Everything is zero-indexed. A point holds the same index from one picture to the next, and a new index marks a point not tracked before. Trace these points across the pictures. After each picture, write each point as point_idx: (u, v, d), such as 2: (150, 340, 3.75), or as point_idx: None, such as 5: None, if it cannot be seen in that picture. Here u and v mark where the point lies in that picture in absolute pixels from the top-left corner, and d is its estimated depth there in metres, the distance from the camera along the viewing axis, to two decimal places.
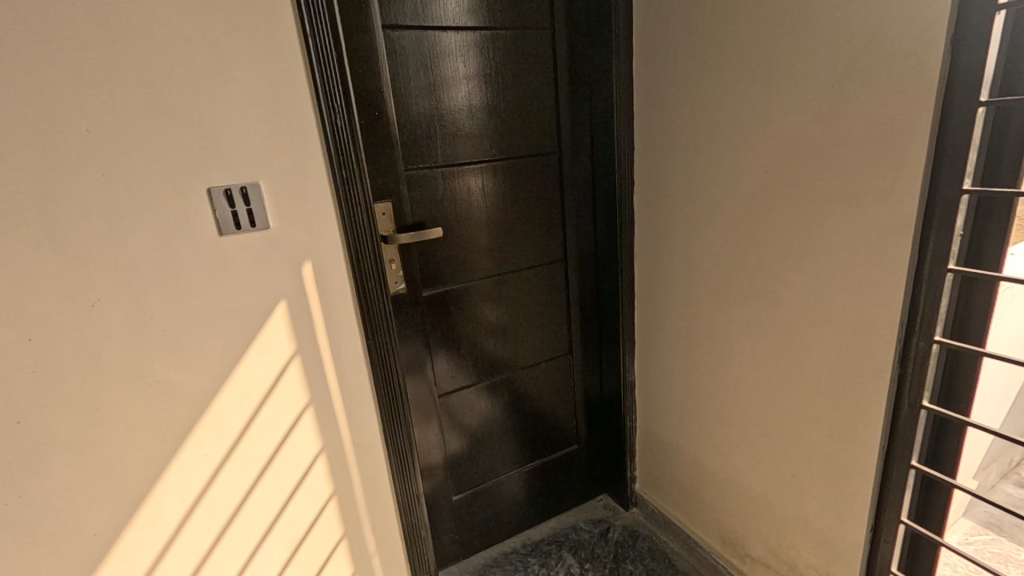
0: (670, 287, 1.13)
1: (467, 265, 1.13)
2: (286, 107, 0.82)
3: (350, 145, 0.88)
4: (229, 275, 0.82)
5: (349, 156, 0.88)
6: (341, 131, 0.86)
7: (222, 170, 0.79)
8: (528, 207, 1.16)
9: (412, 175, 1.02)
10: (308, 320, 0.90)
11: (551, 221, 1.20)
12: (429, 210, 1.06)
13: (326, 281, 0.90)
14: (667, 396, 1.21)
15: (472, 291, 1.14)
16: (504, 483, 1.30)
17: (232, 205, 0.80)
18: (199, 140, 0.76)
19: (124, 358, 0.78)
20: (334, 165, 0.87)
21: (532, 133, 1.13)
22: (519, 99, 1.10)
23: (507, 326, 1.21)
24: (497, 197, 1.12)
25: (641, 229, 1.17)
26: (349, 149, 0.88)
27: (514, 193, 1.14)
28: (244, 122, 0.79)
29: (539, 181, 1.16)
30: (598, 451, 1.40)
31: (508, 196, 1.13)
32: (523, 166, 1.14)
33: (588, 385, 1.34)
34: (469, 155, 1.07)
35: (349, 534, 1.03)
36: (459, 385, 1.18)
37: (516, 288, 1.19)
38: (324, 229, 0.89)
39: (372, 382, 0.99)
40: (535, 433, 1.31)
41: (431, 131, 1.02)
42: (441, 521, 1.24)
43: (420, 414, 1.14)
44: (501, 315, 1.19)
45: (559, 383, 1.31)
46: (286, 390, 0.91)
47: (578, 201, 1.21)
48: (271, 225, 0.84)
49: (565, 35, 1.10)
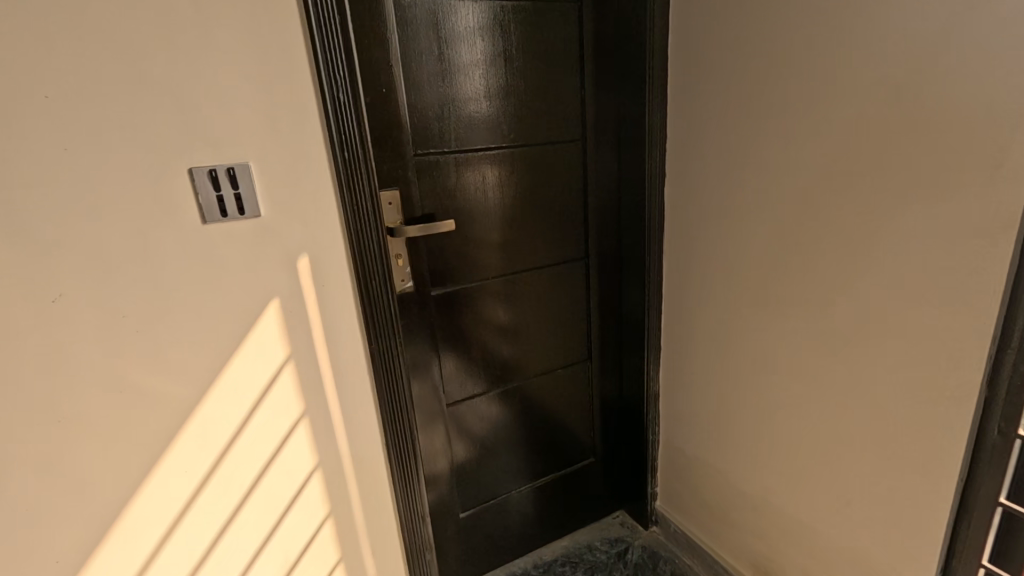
0: (704, 290, 1.03)
1: (480, 261, 1.03)
2: (283, 79, 0.71)
3: (356, 126, 0.77)
4: (215, 269, 0.73)
5: (356, 139, 0.77)
6: (344, 106, 0.75)
7: (207, 149, 0.69)
8: (546, 199, 1.06)
9: (424, 161, 0.92)
10: (304, 320, 0.80)
11: (571, 215, 1.10)
12: (440, 201, 0.96)
13: (325, 277, 0.80)
14: (695, 409, 1.11)
15: (485, 289, 1.04)
16: (515, 498, 1.20)
17: (218, 189, 0.70)
18: (180, 114, 0.66)
19: (93, 362, 0.68)
20: (336, 148, 0.76)
21: (554, 118, 1.02)
22: (541, 80, 0.99)
23: (521, 329, 1.11)
24: (514, 188, 1.02)
25: (671, 225, 1.07)
26: (357, 131, 0.77)
27: (533, 183, 1.04)
28: (233, 94, 0.69)
29: (559, 171, 1.06)
30: (616, 464, 1.30)
31: (525, 186, 1.03)
32: (544, 154, 1.03)
33: (607, 393, 1.24)
34: (486, 141, 0.97)
35: (348, 557, 0.93)
36: (468, 392, 1.08)
37: (532, 287, 1.09)
38: (324, 220, 0.78)
39: (374, 389, 0.88)
40: (548, 444, 1.22)
41: (445, 113, 0.92)
42: (448, 540, 1.14)
43: (426, 424, 1.04)
44: (515, 316, 1.09)
45: (576, 390, 1.21)
46: (278, 399, 0.81)
47: (601, 193, 1.11)
48: (263, 213, 0.74)
49: (593, 9, 0.99)
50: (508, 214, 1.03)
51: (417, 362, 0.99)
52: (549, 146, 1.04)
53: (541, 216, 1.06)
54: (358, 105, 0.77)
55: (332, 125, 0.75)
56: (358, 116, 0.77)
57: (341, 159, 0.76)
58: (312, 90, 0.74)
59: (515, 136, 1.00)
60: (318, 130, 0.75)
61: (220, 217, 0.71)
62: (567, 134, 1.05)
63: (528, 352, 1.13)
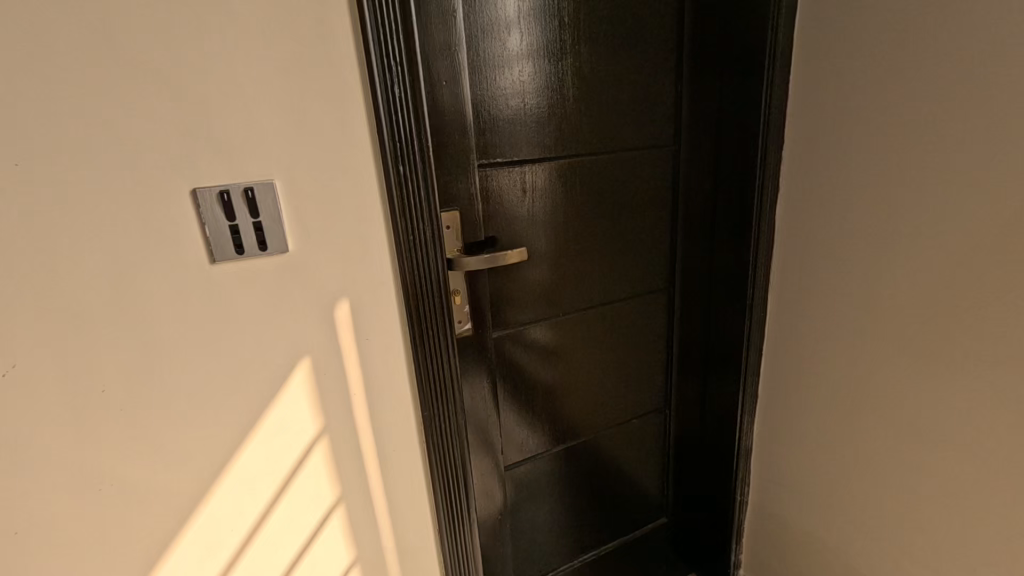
0: (819, 334, 0.83)
1: (549, 294, 0.84)
2: (320, 70, 0.52)
3: (417, 135, 0.57)
4: (225, 325, 0.54)
5: (416, 152, 0.57)
6: (398, 102, 0.55)
7: (216, 164, 0.50)
8: (625, 219, 0.87)
9: (488, 175, 0.73)
10: (340, 384, 0.61)
11: (654, 236, 0.91)
12: (504, 224, 0.77)
13: (368, 329, 0.61)
14: (802, 475, 0.92)
15: (552, 326, 0.86)
16: (577, 568, 1.02)
17: (231, 216, 0.51)
18: (180, 117, 0.48)
19: (64, 450, 0.51)
20: (391, 165, 0.56)
21: (642, 119, 0.83)
22: (630, 72, 0.80)
23: (592, 372, 0.92)
24: (589, 205, 0.83)
25: (782, 252, 0.86)
26: (418, 141, 0.57)
27: (610, 199, 0.85)
28: (251, 89, 0.50)
29: (642, 184, 0.87)
30: (690, 523, 1.11)
31: (602, 203, 0.84)
32: (625, 164, 0.84)
33: (684, 443, 1.06)
34: (559, 149, 0.78)
35: None
36: (529, 450, 0.89)
37: (606, 321, 0.91)
38: (371, 258, 0.59)
39: (426, 465, 0.69)
40: (614, 503, 1.03)
41: (512, 115, 0.73)
42: None
43: (482, 496, 0.84)
44: (586, 359, 0.91)
45: (648, 440, 1.03)
46: (307, 483, 0.63)
47: (692, 210, 0.91)
48: (290, 249, 0.55)
49: None
50: (581, 236, 0.84)
51: (476, 426, 0.79)
52: (632, 155, 0.84)
53: (618, 239, 0.87)
54: (419, 106, 0.57)
55: (387, 133, 0.55)
56: (419, 122, 0.57)
57: (396, 179, 0.57)
58: (359, 86, 0.54)
59: (593, 142, 0.81)
60: (367, 139, 0.56)
61: (233, 254, 0.52)
62: (652, 141, 0.85)
63: (596, 400, 0.94)
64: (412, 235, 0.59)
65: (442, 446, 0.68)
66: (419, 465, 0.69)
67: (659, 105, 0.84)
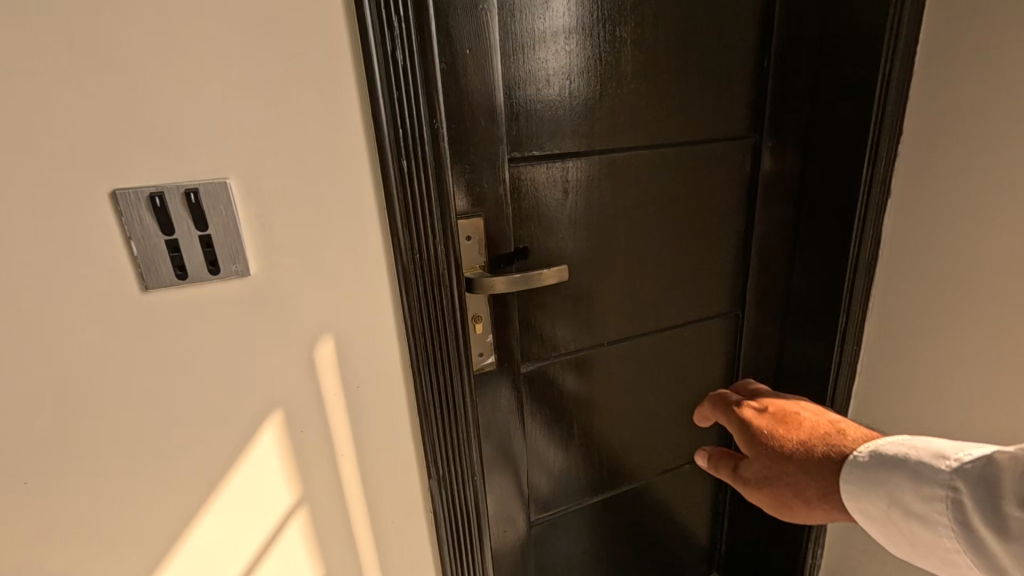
0: (938, 375, 0.67)
1: (592, 317, 0.68)
2: (295, 31, 0.38)
3: (429, 123, 0.42)
4: (166, 371, 0.41)
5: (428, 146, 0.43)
6: (404, 72, 0.40)
7: (146, 157, 0.36)
8: (688, 226, 0.71)
9: (523, 171, 0.58)
10: (323, 439, 0.47)
11: (720, 248, 0.74)
12: (542, 232, 0.61)
13: (359, 370, 0.47)
14: None
15: (595, 357, 0.70)
16: None
17: (169, 229, 0.38)
18: (89, 92, 0.34)
19: None
20: (393, 163, 0.42)
21: (714, 103, 0.66)
22: (703, 41, 0.63)
23: (640, 410, 0.76)
24: (647, 210, 0.67)
25: (888, 271, 0.69)
26: (433, 131, 0.43)
27: (672, 202, 0.68)
28: (189, 50, 0.35)
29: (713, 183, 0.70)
30: None
31: (663, 207, 0.68)
32: (694, 158, 0.68)
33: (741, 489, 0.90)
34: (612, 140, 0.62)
35: None
36: (561, 501, 0.74)
37: (659, 350, 0.74)
38: (367, 285, 0.45)
39: (433, 536, 0.55)
40: (659, 556, 0.88)
41: (555, 95, 0.57)
42: None
43: (504, 557, 0.70)
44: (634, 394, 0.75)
45: (699, 484, 0.87)
46: (283, 561, 0.49)
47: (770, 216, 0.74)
48: (253, 271, 0.41)
49: None
50: (635, 248, 0.68)
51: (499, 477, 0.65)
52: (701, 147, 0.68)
53: (679, 251, 0.71)
54: (434, 85, 0.42)
55: (388, 121, 0.41)
56: (432, 106, 0.42)
57: (401, 183, 0.42)
58: (350, 49, 0.39)
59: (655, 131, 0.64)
60: (362, 128, 0.41)
61: (175, 279, 0.39)
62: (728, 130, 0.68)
63: (644, 441, 0.79)
64: (422, 256, 0.45)
65: (455, 515, 0.54)
66: (426, 535, 0.55)
67: (737, 85, 0.67)
